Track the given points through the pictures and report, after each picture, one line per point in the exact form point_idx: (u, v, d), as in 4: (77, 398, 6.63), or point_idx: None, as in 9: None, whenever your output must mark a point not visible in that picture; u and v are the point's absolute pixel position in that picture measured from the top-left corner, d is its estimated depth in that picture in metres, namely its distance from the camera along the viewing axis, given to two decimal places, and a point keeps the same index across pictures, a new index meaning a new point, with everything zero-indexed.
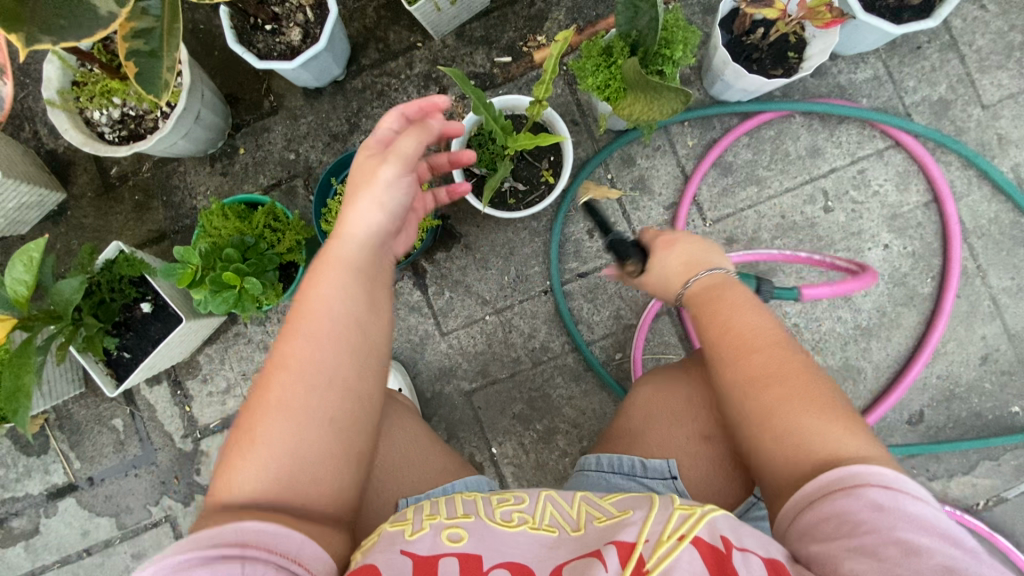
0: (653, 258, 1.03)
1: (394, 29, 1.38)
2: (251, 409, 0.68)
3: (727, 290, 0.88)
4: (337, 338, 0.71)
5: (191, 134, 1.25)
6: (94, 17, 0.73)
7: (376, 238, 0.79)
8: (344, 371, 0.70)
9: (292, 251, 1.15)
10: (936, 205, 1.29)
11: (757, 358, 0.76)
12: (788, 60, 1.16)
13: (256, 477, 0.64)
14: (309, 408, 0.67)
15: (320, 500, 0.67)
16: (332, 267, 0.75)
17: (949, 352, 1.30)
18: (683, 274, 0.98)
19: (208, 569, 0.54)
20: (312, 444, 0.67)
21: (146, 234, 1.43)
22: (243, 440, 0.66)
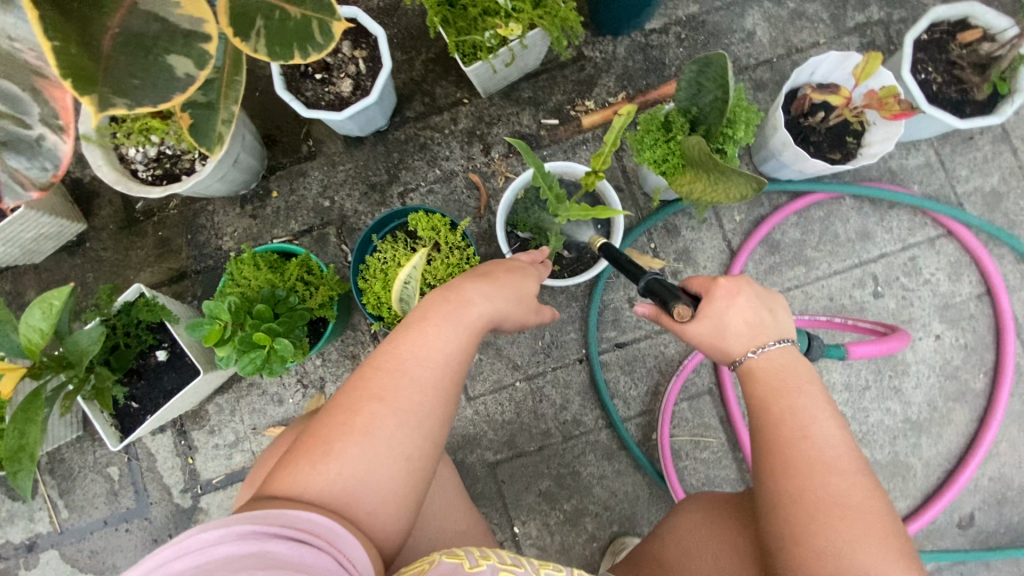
0: (710, 304, 0.80)
1: (441, 83, 1.37)
2: (334, 419, 0.69)
3: (799, 383, 0.76)
4: (429, 388, 0.71)
5: (227, 176, 1.21)
6: (170, 79, 0.66)
7: (482, 296, 0.79)
8: (431, 421, 0.71)
9: (324, 306, 1.10)
10: (989, 298, 1.26)
11: (835, 483, 0.69)
12: (846, 145, 1.13)
13: (323, 487, 0.66)
14: (390, 446, 0.68)
15: (380, 527, 0.68)
16: (437, 307, 0.76)
17: (1002, 454, 1.24)
18: (748, 338, 0.79)
19: (281, 544, 0.57)
20: (382, 476, 0.68)
21: (166, 272, 1.38)
22: (319, 447, 0.67)
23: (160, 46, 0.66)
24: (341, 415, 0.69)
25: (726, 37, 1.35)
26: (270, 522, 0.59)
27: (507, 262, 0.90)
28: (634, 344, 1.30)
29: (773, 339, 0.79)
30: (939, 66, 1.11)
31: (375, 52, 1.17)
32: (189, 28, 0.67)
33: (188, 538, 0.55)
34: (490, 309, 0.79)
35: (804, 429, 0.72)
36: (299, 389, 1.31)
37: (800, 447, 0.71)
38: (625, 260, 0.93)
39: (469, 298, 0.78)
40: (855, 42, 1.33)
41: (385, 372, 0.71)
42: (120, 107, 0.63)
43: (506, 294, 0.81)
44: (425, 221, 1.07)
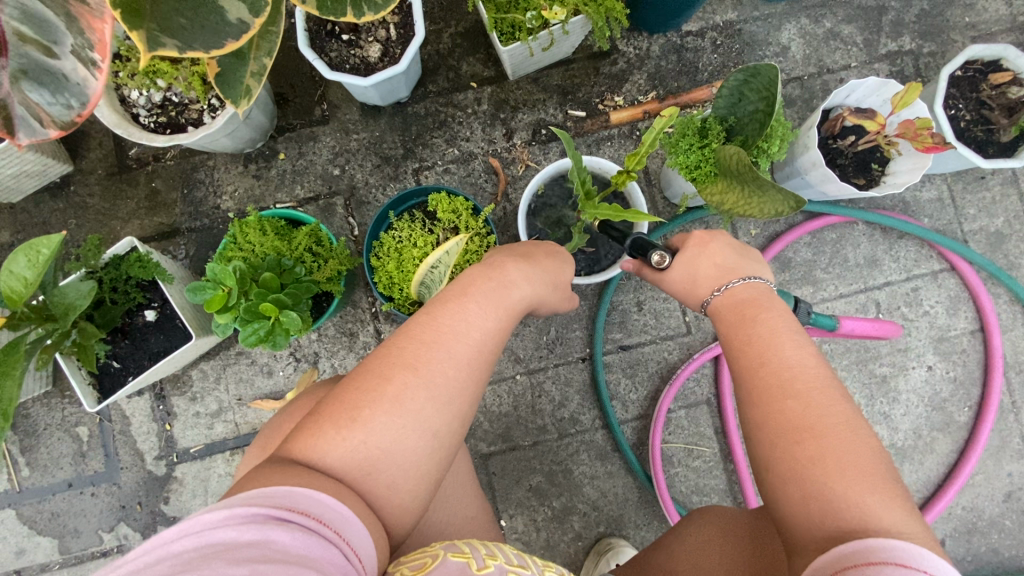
0: (681, 255, 0.85)
1: (468, 60, 1.32)
2: (364, 384, 0.67)
3: (763, 311, 0.74)
4: (460, 366, 0.69)
5: (236, 132, 1.14)
6: (221, 22, 0.63)
7: (527, 287, 0.78)
8: (461, 398, 0.69)
9: (331, 281, 1.04)
10: (982, 334, 1.29)
11: (792, 401, 0.63)
12: (871, 171, 1.14)
13: (346, 455, 0.64)
14: (418, 420, 0.66)
15: (396, 504, 0.66)
16: (477, 285, 0.75)
17: (976, 485, 1.29)
18: (715, 277, 0.82)
19: (288, 530, 0.53)
20: (407, 450, 0.66)
21: (157, 226, 1.30)
22: (345, 413, 0.65)
23: None
24: (371, 380, 0.67)
25: (761, 49, 1.33)
26: (277, 504, 0.55)
27: (546, 245, 0.91)
28: (638, 348, 1.29)
29: (741, 276, 0.80)
30: (970, 104, 1.13)
31: (408, 19, 1.11)
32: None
33: (190, 518, 0.51)
34: (528, 292, 0.79)
35: (762, 356, 0.68)
36: (291, 362, 1.26)
37: (760, 373, 0.67)
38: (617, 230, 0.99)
39: (511, 279, 0.77)
40: (885, 70, 1.34)
41: (421, 342, 0.69)
42: (169, 48, 0.60)
43: (543, 280, 0.82)
44: (446, 203, 1.03)
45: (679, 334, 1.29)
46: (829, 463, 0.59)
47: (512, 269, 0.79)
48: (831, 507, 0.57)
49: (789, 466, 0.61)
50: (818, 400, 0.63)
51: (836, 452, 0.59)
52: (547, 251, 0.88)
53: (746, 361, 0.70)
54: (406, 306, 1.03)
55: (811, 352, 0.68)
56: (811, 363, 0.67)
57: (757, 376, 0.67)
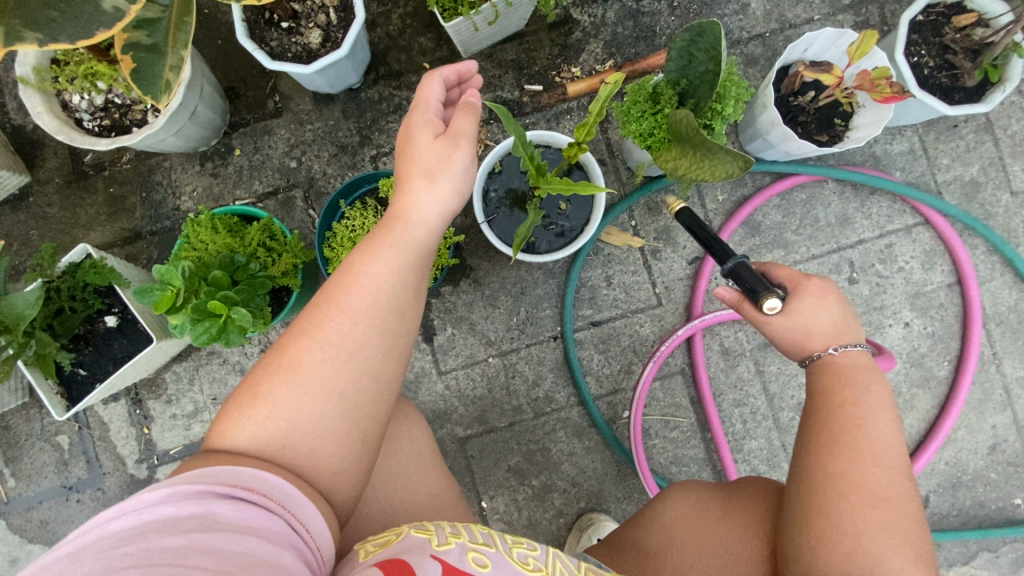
0: (800, 302, 0.85)
1: (420, 40, 1.29)
2: (263, 364, 0.66)
3: (870, 381, 0.80)
4: (358, 322, 0.67)
5: (183, 131, 1.12)
6: (94, 11, 0.67)
7: (416, 209, 0.74)
8: (367, 353, 0.67)
9: (287, 275, 1.04)
10: (959, 287, 1.27)
11: (877, 472, 0.73)
12: (834, 127, 1.11)
13: (255, 432, 0.63)
14: (324, 382, 0.65)
15: (322, 472, 0.65)
16: (370, 238, 0.72)
17: (959, 439, 1.28)
18: (830, 336, 0.84)
19: (231, 505, 0.55)
20: (319, 416, 0.65)
21: (118, 232, 1.29)
22: (248, 393, 0.65)
23: None
24: (270, 357, 0.66)
25: (720, 7, 1.29)
26: (218, 481, 0.56)
27: (418, 115, 0.78)
28: (610, 322, 1.28)
29: (847, 341, 0.84)
30: (932, 50, 1.08)
31: (347, 1, 1.08)
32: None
33: (132, 496, 0.53)
34: (439, 218, 0.75)
35: (859, 421, 0.76)
36: (262, 359, 1.26)
37: (853, 433, 0.75)
38: (705, 232, 0.91)
39: (417, 205, 0.74)
40: (850, 20, 1.29)
41: (316, 307, 0.67)
42: (30, 42, 0.65)
43: (422, 181, 0.74)
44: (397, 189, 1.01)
45: (649, 306, 1.28)
46: (873, 526, 0.70)
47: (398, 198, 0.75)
48: (859, 547, 0.69)
49: (842, 509, 0.72)
50: (879, 471, 0.73)
51: (884, 518, 0.71)
52: (441, 133, 0.77)
53: (840, 423, 0.76)
54: None
55: (896, 430, 0.76)
56: (895, 443, 0.76)
57: (847, 438, 0.75)
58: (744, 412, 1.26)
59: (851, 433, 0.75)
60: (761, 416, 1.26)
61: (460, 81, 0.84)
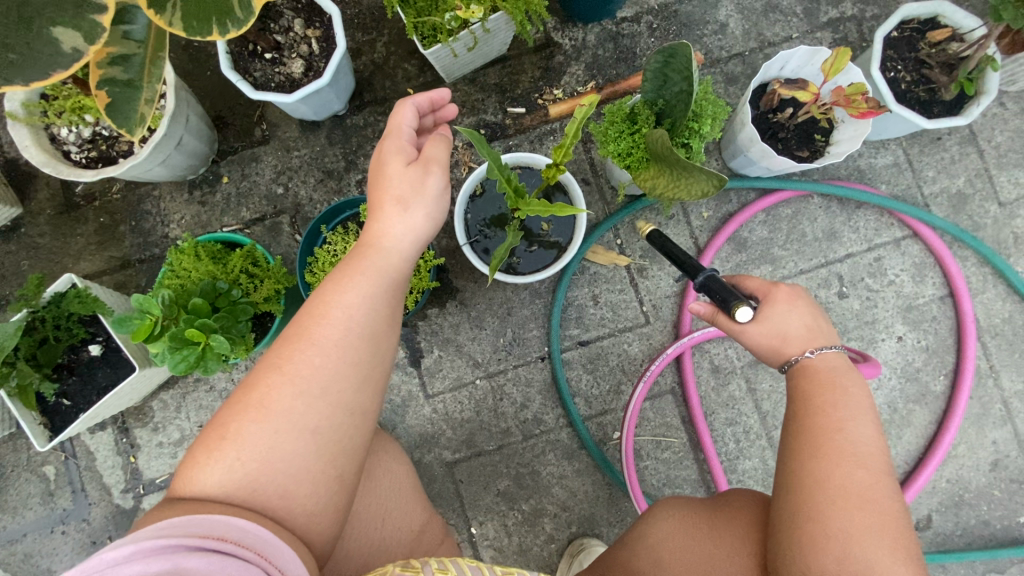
0: (772, 307, 0.84)
1: (404, 67, 1.31)
2: (231, 402, 0.65)
3: (846, 382, 0.78)
4: (328, 356, 0.67)
5: (170, 160, 1.14)
6: (55, 53, 0.69)
7: (392, 237, 0.73)
8: (339, 386, 0.66)
9: (269, 301, 1.04)
10: (952, 299, 1.25)
11: (860, 475, 0.71)
12: (814, 143, 1.11)
13: (224, 474, 0.62)
14: (294, 419, 0.64)
15: (297, 511, 0.64)
16: (342, 269, 0.71)
17: (960, 456, 1.25)
18: (806, 339, 0.83)
19: (203, 558, 0.53)
20: (290, 453, 0.64)
21: (108, 261, 1.30)
22: (214, 433, 0.63)
23: (44, 17, 0.68)
24: (239, 395, 0.65)
25: (699, 28, 1.31)
26: (188, 532, 0.55)
27: (393, 140, 0.79)
28: (598, 342, 1.27)
29: (824, 346, 0.83)
30: (909, 65, 1.09)
31: (329, 32, 1.10)
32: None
33: (95, 556, 0.51)
34: (412, 243, 0.75)
35: (840, 424, 0.74)
36: None
37: (836, 437, 0.73)
38: (678, 251, 0.91)
39: (390, 233, 0.73)
40: (828, 37, 1.30)
41: (286, 344, 0.67)
42: None
43: (396, 209, 0.74)
44: None
45: (637, 325, 1.27)
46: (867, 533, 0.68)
47: (376, 224, 0.75)
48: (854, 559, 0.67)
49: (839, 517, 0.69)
50: (862, 480, 0.71)
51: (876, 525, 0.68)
52: (412, 160, 0.78)
53: (823, 427, 0.75)
54: None
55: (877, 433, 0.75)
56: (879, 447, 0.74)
57: (831, 441, 0.73)
58: (737, 430, 1.24)
59: (831, 438, 0.73)
60: (754, 435, 1.24)
61: (432, 109, 0.85)
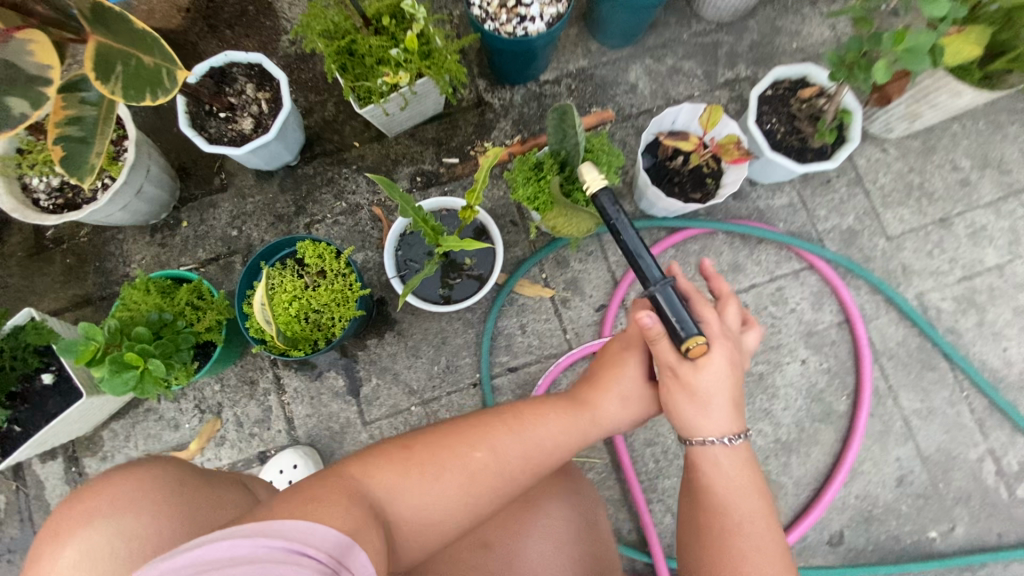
0: (707, 366, 0.81)
1: (351, 123, 1.47)
2: (456, 438, 0.81)
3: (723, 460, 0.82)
4: (563, 443, 0.86)
5: (130, 206, 1.26)
6: (7, 116, 0.76)
7: (611, 420, 0.91)
8: (501, 471, 0.81)
9: (211, 331, 1.14)
10: (848, 325, 1.37)
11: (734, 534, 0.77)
12: (706, 186, 1.24)
13: (388, 483, 0.74)
14: (494, 476, 0.80)
15: (391, 533, 0.72)
16: (573, 411, 0.89)
17: (866, 472, 1.33)
18: (724, 420, 0.82)
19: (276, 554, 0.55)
20: (433, 495, 0.76)
21: (70, 298, 1.40)
22: (427, 457, 0.78)
23: (2, 85, 0.75)
24: (461, 440, 0.81)
25: (612, 89, 1.49)
26: (287, 536, 0.57)
27: (634, 335, 0.95)
28: (526, 369, 1.36)
29: (736, 432, 0.83)
30: (782, 119, 1.25)
31: (277, 94, 1.26)
32: (34, 73, 0.76)
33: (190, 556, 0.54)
34: (618, 424, 0.92)
35: (721, 492, 0.80)
36: (195, 414, 1.33)
37: (714, 505, 0.79)
38: (637, 248, 0.87)
39: (605, 412, 0.91)
40: (726, 95, 1.49)
41: (509, 426, 0.84)
42: None
43: (642, 395, 0.93)
44: (312, 250, 1.13)
45: (561, 352, 1.37)
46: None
47: (608, 405, 0.91)
48: None
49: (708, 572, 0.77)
50: (749, 546, 0.75)
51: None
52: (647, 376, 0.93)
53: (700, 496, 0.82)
54: (279, 347, 1.13)
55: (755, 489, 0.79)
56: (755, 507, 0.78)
57: (702, 505, 0.81)
58: (656, 451, 1.32)
59: (715, 494, 0.80)
60: (672, 455, 1.32)
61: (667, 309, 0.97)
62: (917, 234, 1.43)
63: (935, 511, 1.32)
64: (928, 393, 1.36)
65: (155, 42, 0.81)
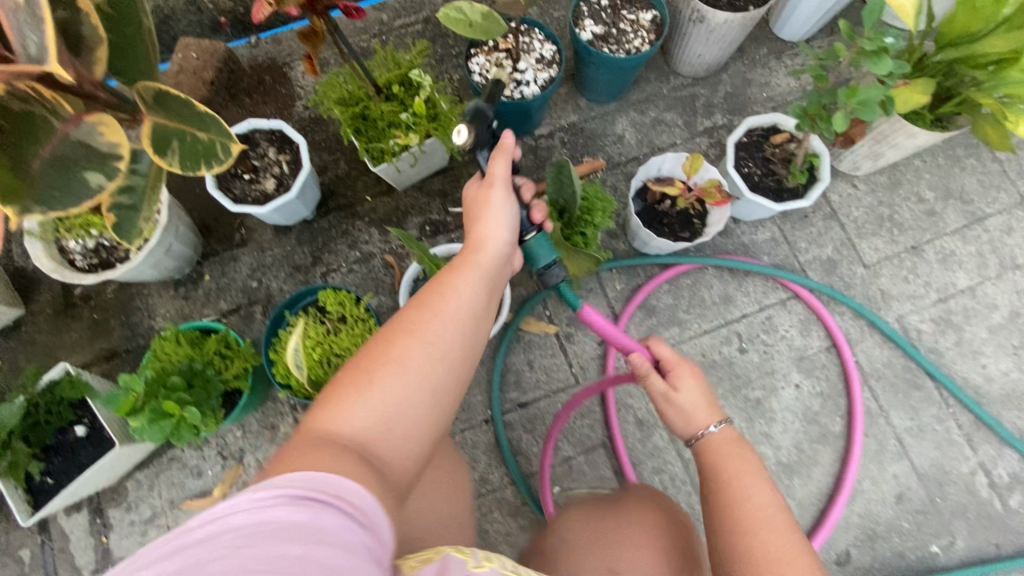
0: (684, 384, 1.01)
1: (363, 179, 1.58)
2: (376, 350, 0.77)
3: (722, 451, 0.94)
4: (474, 304, 0.87)
5: (159, 264, 1.35)
6: (84, 190, 0.79)
7: (501, 258, 0.96)
8: (448, 353, 0.81)
9: (239, 378, 1.20)
10: (836, 349, 1.45)
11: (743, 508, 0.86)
12: (693, 225, 1.36)
13: (362, 417, 0.72)
14: (439, 358, 0.79)
15: (394, 459, 0.74)
16: (469, 269, 0.91)
17: (866, 491, 1.38)
18: (706, 414, 0.98)
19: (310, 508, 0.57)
20: (403, 400, 0.75)
21: (97, 352, 1.46)
22: (362, 378, 0.75)
23: (81, 163, 0.79)
24: (380, 346, 0.78)
25: (602, 140, 1.63)
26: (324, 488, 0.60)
27: (481, 209, 0.99)
28: (535, 404, 1.43)
29: (715, 420, 0.98)
30: (758, 162, 1.37)
31: (297, 156, 1.37)
32: (107, 151, 0.81)
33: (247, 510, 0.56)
34: (504, 249, 0.98)
35: (728, 482, 0.90)
36: (218, 460, 1.37)
37: (726, 491, 0.89)
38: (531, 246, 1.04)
39: (488, 238, 0.97)
40: (705, 142, 1.63)
41: (420, 313, 0.82)
42: (35, 214, 0.75)
43: (490, 257, 0.95)
44: (332, 297, 1.22)
45: (568, 386, 1.43)
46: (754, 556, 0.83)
47: (489, 230, 0.97)
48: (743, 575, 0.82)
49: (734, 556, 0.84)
50: (754, 503, 0.86)
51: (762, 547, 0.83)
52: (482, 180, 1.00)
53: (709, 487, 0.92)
54: (303, 391, 1.19)
55: (757, 474, 0.90)
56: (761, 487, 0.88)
57: (710, 497, 0.90)
58: (664, 478, 1.37)
59: (723, 480, 0.90)
60: (679, 482, 1.37)
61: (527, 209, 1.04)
62: (892, 261, 1.54)
63: (935, 526, 1.37)
64: (917, 411, 1.43)
65: (210, 118, 0.88)
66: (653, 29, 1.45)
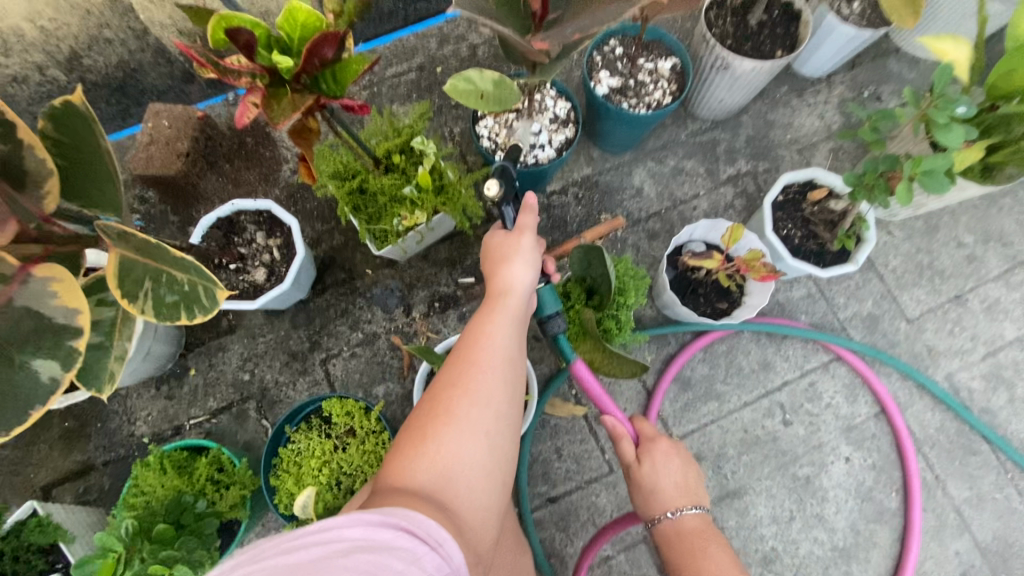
0: (652, 464, 1.03)
1: (361, 249, 1.44)
2: (425, 411, 0.74)
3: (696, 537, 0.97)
4: (512, 348, 0.83)
5: (136, 370, 1.20)
6: (34, 385, 0.66)
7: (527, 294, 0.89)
8: (498, 401, 0.76)
9: (235, 507, 1.05)
10: (885, 416, 1.35)
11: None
12: (730, 294, 1.24)
13: (425, 474, 0.68)
14: (490, 406, 0.75)
15: (464, 513, 0.68)
16: (499, 313, 0.85)
17: (928, 572, 1.28)
18: (677, 497, 1.01)
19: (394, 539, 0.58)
20: (464, 455, 0.71)
21: (71, 465, 1.30)
22: (415, 437, 0.71)
23: (29, 349, 0.66)
24: (425, 408, 0.75)
25: (619, 194, 1.50)
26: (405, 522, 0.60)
27: (496, 246, 0.92)
28: (566, 497, 1.30)
29: (689, 504, 1.00)
30: (796, 224, 1.26)
31: (289, 240, 1.23)
32: (62, 322, 0.67)
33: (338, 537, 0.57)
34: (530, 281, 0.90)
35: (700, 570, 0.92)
36: None
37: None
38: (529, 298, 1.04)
39: (511, 282, 0.88)
40: (730, 191, 1.51)
41: (461, 364, 0.78)
42: None
43: (512, 304, 0.87)
44: (339, 407, 1.08)
45: (602, 474, 1.31)
46: None
47: (516, 274, 0.89)
48: None
49: None
50: None
51: None
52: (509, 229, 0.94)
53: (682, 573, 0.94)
54: None
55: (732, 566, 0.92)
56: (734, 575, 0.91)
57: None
58: None
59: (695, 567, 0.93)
60: None
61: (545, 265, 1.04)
62: (936, 313, 1.44)
63: None
64: (976, 479, 1.33)
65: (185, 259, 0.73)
66: (674, 78, 1.32)
